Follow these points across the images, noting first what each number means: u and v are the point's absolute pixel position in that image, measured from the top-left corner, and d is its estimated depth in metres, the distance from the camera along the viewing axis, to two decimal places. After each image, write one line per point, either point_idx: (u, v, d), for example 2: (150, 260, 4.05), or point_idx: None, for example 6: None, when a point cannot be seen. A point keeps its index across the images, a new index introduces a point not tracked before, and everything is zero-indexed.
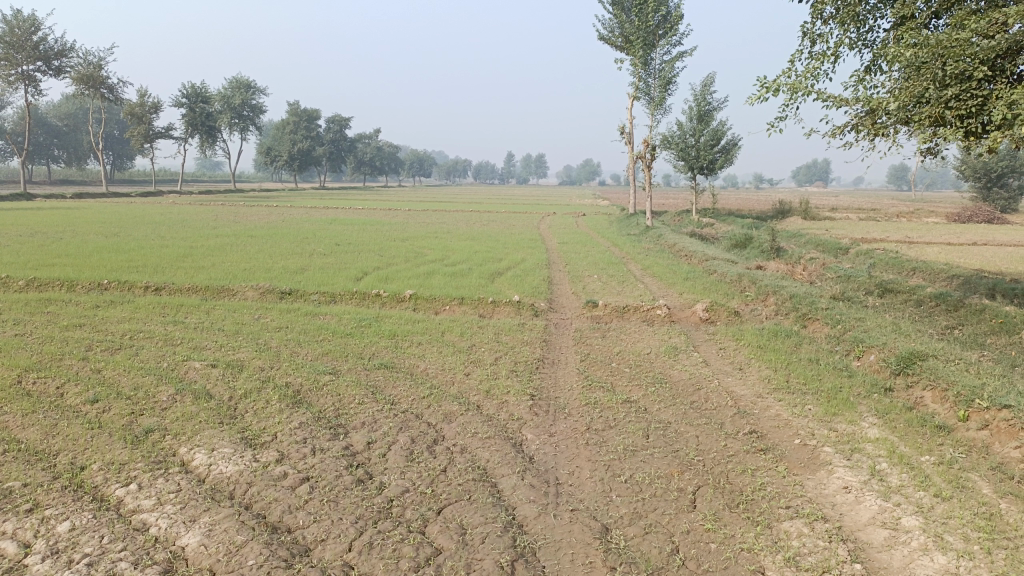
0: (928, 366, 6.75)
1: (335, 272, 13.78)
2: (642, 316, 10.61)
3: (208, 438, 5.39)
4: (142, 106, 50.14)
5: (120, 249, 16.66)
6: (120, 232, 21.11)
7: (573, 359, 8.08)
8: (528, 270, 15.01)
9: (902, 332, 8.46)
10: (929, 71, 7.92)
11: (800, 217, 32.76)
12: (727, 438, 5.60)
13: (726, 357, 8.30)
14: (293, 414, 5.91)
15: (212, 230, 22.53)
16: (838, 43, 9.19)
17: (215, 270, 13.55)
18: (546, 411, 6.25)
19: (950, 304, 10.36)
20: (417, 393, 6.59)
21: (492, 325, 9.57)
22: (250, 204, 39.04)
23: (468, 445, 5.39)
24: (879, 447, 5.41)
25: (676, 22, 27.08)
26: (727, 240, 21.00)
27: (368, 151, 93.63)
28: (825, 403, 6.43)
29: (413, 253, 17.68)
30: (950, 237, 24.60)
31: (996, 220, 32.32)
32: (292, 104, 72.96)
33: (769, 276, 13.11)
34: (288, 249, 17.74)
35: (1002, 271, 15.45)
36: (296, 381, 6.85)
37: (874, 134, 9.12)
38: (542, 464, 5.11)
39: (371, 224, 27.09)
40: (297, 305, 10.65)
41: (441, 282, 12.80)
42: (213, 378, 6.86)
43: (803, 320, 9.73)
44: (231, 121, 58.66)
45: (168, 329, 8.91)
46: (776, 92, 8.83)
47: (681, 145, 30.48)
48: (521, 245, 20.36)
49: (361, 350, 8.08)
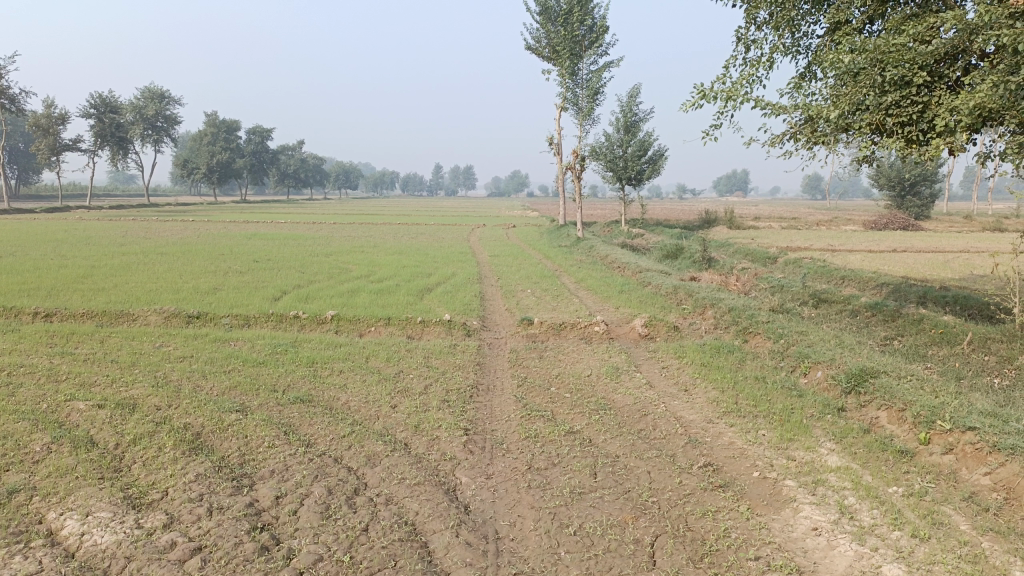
0: (881, 384, 6.44)
1: (252, 292, 12.84)
2: (579, 334, 10.11)
3: (83, 500, 4.55)
4: (48, 117, 47.31)
5: (13, 270, 15.26)
6: (16, 251, 19.49)
7: (509, 384, 7.48)
8: (458, 286, 14.36)
9: (846, 346, 8.20)
10: (867, 77, 7.72)
11: (726, 226, 33.20)
12: (681, 474, 5.08)
13: (670, 377, 7.84)
14: (190, 464, 5.11)
15: (120, 248, 21.04)
16: (773, 49, 8.98)
17: (118, 292, 12.44)
18: (482, 448, 5.62)
19: (887, 314, 10.25)
20: (336, 431, 5.86)
21: (421, 347, 8.90)
22: (165, 219, 37.09)
23: (395, 494, 4.72)
24: (844, 479, 5.01)
25: (602, 32, 27.00)
26: (658, 251, 20.84)
27: (291, 162, 91.39)
28: (779, 428, 6.02)
29: (338, 269, 16.80)
30: (872, 245, 25.17)
31: (910, 226, 33.48)
32: (210, 115, 70.52)
33: (705, 288, 12.84)
34: (201, 266, 16.63)
35: (927, 278, 15.67)
36: (197, 422, 6.01)
37: (813, 141, 8.90)
38: (479, 515, 4.48)
39: (293, 238, 25.89)
40: (206, 330, 9.74)
41: (366, 301, 12.06)
42: (99, 421, 5.97)
43: (745, 334, 9.40)
44: (144, 133, 56.05)
45: (54, 362, 7.90)
46: (714, 99, 8.49)
47: (609, 156, 30.42)
48: (451, 259, 19.72)
49: (275, 381, 7.28)
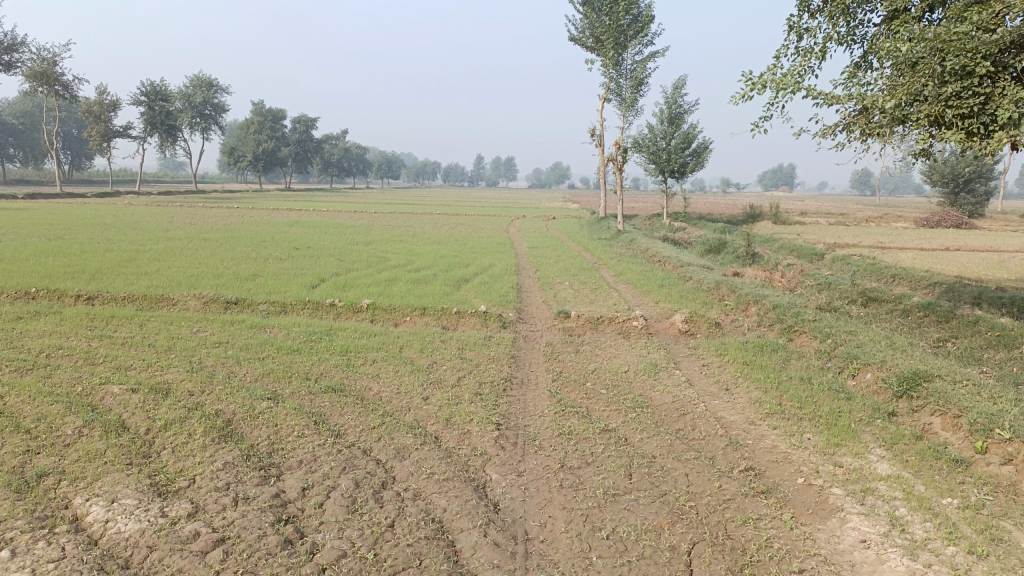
0: (935, 389, 6.12)
1: (290, 279, 12.88)
2: (617, 328, 9.89)
3: (110, 485, 4.51)
4: (99, 105, 48.38)
5: (61, 253, 15.55)
6: (66, 234, 19.93)
7: (544, 379, 7.30)
8: (496, 277, 14.22)
9: (897, 347, 7.85)
10: (926, 66, 7.33)
11: (770, 221, 32.50)
12: (721, 478, 4.86)
13: (710, 375, 7.59)
14: (219, 452, 5.06)
15: (165, 233, 21.38)
16: (826, 38, 8.62)
17: (160, 276, 12.58)
18: (514, 444, 5.46)
19: (940, 315, 9.82)
20: (367, 422, 5.77)
21: (456, 339, 8.79)
22: (210, 206, 37.66)
23: (423, 490, 4.59)
24: (894, 488, 4.74)
25: (647, 21, 26.54)
26: (700, 245, 20.43)
27: (335, 152, 92.24)
28: (825, 432, 5.75)
29: (376, 257, 16.81)
30: (923, 243, 24.35)
31: (964, 224, 32.37)
32: (256, 104, 71.50)
33: (749, 283, 12.49)
34: (242, 253, 16.80)
35: (982, 278, 15.05)
36: (228, 409, 5.97)
37: (867, 134, 8.51)
38: (509, 514, 4.33)
39: (333, 226, 26.03)
40: (243, 316, 9.76)
41: (402, 290, 12.00)
42: (132, 405, 5.97)
43: (789, 333, 9.07)
44: (192, 120, 57.00)
45: (92, 345, 7.97)
46: (763, 88, 8.17)
47: (651, 148, 29.96)
48: (490, 249, 19.60)
49: (308, 370, 7.23)
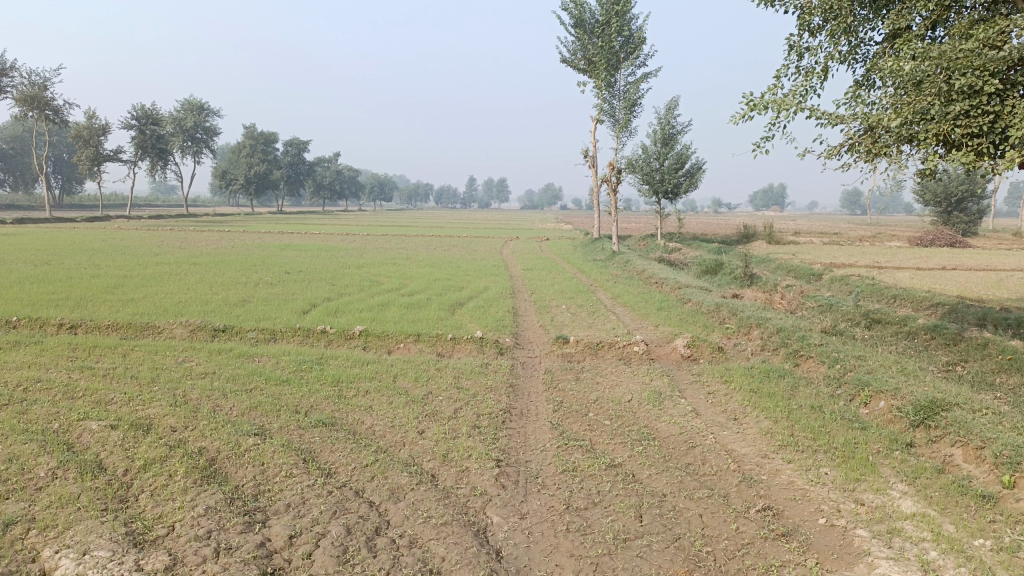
0: (955, 418, 5.85)
1: (280, 305, 12.57)
2: (617, 354, 9.61)
3: (83, 534, 4.17)
4: (90, 129, 48.15)
5: (46, 280, 15.20)
6: (52, 260, 19.59)
7: (545, 409, 7.00)
8: (491, 301, 13.95)
9: (909, 372, 7.59)
10: (932, 85, 7.14)
11: (765, 241, 32.41)
12: (737, 519, 4.56)
13: (717, 404, 7.30)
14: (201, 495, 4.74)
15: (154, 258, 21.02)
16: (827, 57, 8.44)
17: (146, 303, 12.25)
18: (515, 482, 5.15)
19: (948, 337, 9.58)
20: (359, 460, 5.46)
21: (451, 367, 8.49)
22: (201, 229, 37.28)
23: (420, 535, 4.29)
24: (922, 528, 4.44)
25: (640, 43, 26.55)
26: (696, 266, 20.22)
27: (327, 175, 92.21)
28: (843, 466, 5.46)
29: (369, 281, 16.52)
30: (918, 262, 24.22)
31: (957, 243, 32.34)
32: (248, 127, 71.50)
33: (749, 306, 12.25)
34: (232, 278, 16.47)
35: (983, 298, 14.86)
36: (212, 446, 5.65)
37: (872, 153, 8.31)
38: (511, 564, 4.03)
39: (325, 250, 25.73)
40: (230, 345, 9.44)
41: (396, 315, 11.70)
42: (111, 443, 5.64)
43: (795, 358, 8.81)
44: (183, 144, 56.83)
45: (72, 377, 7.64)
46: (765, 109, 7.96)
47: (645, 169, 29.87)
48: (484, 272, 19.35)
49: (297, 402, 6.91)
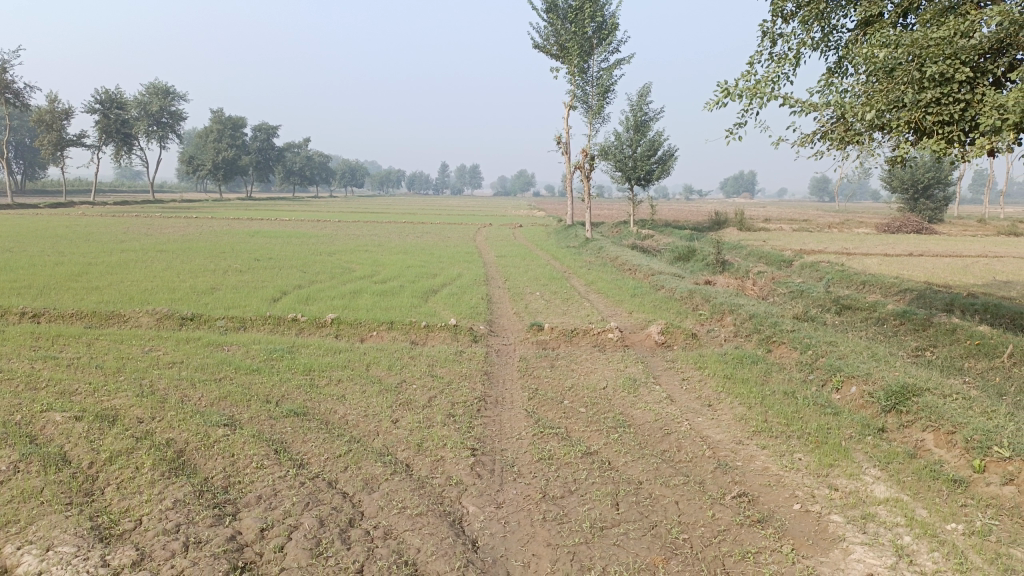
0: (926, 403, 5.92)
1: (250, 292, 12.36)
2: (592, 341, 9.60)
3: (45, 530, 4.03)
4: (52, 113, 46.97)
5: (7, 267, 14.79)
6: (13, 247, 19.06)
7: (520, 397, 6.96)
8: (465, 288, 13.86)
9: (879, 358, 7.67)
10: (904, 73, 7.17)
11: (736, 228, 32.66)
12: (714, 505, 4.57)
13: (691, 391, 7.31)
14: (169, 488, 4.61)
15: (119, 245, 20.58)
16: (800, 45, 8.45)
17: (111, 291, 11.98)
18: (491, 471, 5.11)
19: (917, 323, 9.71)
20: (331, 450, 5.37)
21: (425, 354, 8.41)
22: (168, 215, 36.61)
23: (395, 527, 4.22)
24: (895, 513, 4.49)
25: (613, 29, 26.45)
26: (669, 253, 20.30)
27: (297, 160, 91.07)
28: (817, 452, 5.49)
29: (341, 268, 16.33)
30: (886, 248, 24.57)
31: (924, 230, 32.87)
32: (216, 112, 70.29)
33: (722, 292, 12.31)
34: (200, 265, 16.17)
35: (950, 284, 15.10)
36: (180, 438, 5.52)
37: (845, 141, 8.35)
38: (488, 554, 3.98)
39: (296, 236, 25.39)
40: (199, 333, 9.26)
41: (368, 303, 11.57)
42: (75, 435, 5.47)
43: (768, 344, 8.87)
44: (149, 128, 55.66)
45: (35, 367, 7.42)
46: (739, 96, 7.94)
47: (618, 156, 29.88)
48: (457, 259, 19.25)
49: (268, 391, 6.79)
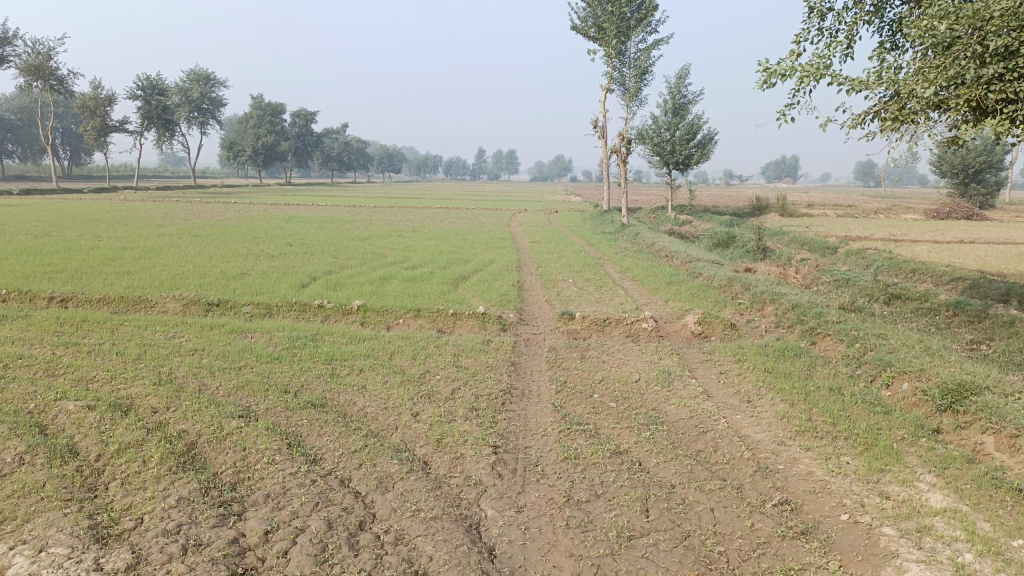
0: (986, 403, 5.44)
1: (279, 278, 12.22)
2: (625, 330, 9.23)
3: (41, 529, 3.84)
4: (95, 99, 47.60)
5: (43, 251, 14.88)
6: (52, 231, 19.25)
7: (547, 390, 6.64)
8: (496, 274, 13.54)
9: (932, 352, 7.18)
10: (965, 47, 6.61)
11: (777, 214, 31.79)
12: (752, 514, 4.21)
13: (729, 385, 6.92)
14: (175, 485, 4.40)
15: (156, 229, 20.70)
16: (852, 19, 7.91)
17: (141, 276, 11.91)
18: (513, 471, 4.81)
19: (972, 314, 9.15)
20: (347, 445, 5.13)
21: (451, 343, 8.14)
22: (207, 201, 36.93)
23: (408, 531, 3.95)
24: (954, 526, 4.07)
25: (652, 8, 25.75)
26: (708, 239, 19.74)
27: (335, 146, 91.57)
28: (866, 456, 5.07)
29: (372, 254, 16.13)
30: (935, 234, 23.62)
31: (975, 216, 31.60)
32: (256, 98, 70.89)
33: (763, 280, 11.82)
34: (232, 250, 16.10)
35: (1004, 273, 14.35)
36: (193, 429, 5.33)
37: (898, 122, 7.80)
38: (505, 564, 3.70)
39: (331, 221, 25.29)
40: (223, 319, 9.11)
41: (396, 289, 11.33)
42: (86, 425, 5.31)
43: (812, 336, 8.40)
44: (190, 114, 56.23)
45: (56, 353, 7.32)
46: (784, 73, 7.44)
47: (655, 140, 29.22)
48: (490, 245, 18.95)
49: (287, 381, 6.59)
